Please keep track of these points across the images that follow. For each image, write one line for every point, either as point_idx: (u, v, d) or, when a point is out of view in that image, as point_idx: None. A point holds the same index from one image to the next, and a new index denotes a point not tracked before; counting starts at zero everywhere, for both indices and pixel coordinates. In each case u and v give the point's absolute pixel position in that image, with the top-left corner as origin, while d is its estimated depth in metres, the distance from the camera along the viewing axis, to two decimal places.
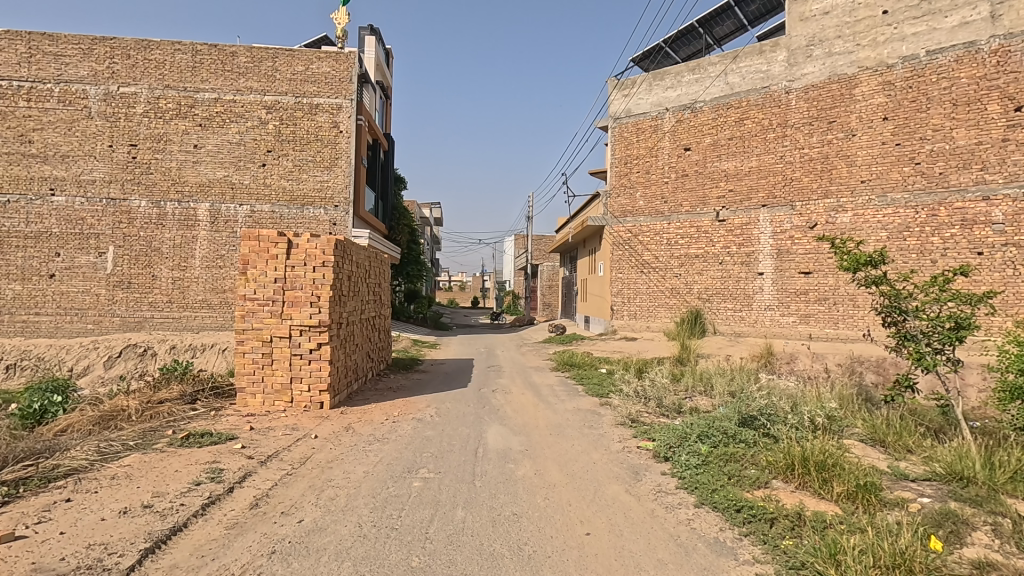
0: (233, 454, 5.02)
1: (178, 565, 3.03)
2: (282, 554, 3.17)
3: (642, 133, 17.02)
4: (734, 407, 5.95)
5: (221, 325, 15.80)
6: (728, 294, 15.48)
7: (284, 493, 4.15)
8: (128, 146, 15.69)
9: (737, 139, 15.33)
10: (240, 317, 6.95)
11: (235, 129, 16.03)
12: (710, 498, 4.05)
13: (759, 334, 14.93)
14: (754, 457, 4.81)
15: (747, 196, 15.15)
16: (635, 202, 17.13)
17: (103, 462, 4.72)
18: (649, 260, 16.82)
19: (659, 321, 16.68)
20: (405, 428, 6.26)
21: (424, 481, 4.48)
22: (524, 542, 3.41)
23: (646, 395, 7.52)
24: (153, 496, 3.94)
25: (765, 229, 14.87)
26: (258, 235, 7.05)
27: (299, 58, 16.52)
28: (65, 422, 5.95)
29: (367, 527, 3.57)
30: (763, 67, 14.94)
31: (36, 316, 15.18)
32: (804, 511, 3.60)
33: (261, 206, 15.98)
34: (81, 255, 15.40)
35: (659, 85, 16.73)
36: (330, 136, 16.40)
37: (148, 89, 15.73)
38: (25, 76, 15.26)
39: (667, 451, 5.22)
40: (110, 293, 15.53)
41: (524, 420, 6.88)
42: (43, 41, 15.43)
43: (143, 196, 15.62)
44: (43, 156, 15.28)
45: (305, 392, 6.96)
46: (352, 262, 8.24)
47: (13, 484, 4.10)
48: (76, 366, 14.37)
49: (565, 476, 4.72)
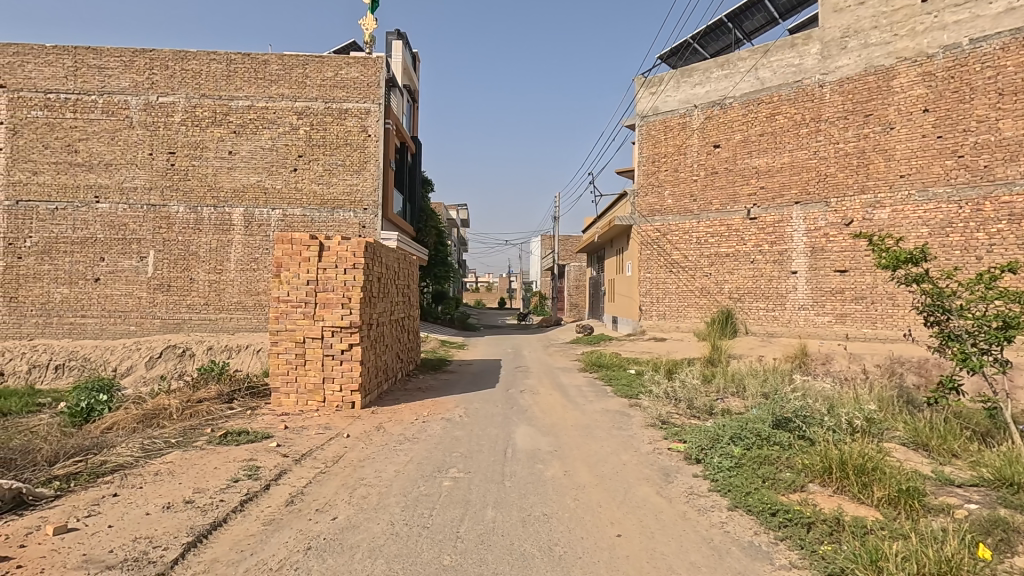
0: (269, 453, 5.15)
1: (219, 558, 3.13)
2: (317, 550, 3.24)
3: (670, 131, 16.79)
4: (768, 408, 5.85)
5: (255, 326, 16.21)
6: (761, 293, 15.17)
7: (318, 490, 4.24)
8: (166, 153, 16.23)
9: (768, 136, 15.02)
10: (274, 318, 7.12)
11: (268, 135, 16.44)
12: (744, 501, 3.97)
13: (793, 334, 14.59)
14: (789, 459, 4.70)
15: (779, 193, 14.81)
16: (663, 201, 16.93)
17: (147, 458, 4.90)
18: (678, 259, 16.60)
19: (689, 321, 16.45)
20: (434, 429, 6.30)
21: (454, 481, 4.51)
22: (555, 542, 3.41)
23: (676, 396, 7.47)
24: (195, 491, 4.08)
25: (798, 227, 14.52)
26: (291, 238, 7.20)
27: (328, 64, 16.83)
28: (112, 420, 6.24)
29: (400, 525, 3.62)
30: (795, 61, 14.59)
31: (82, 318, 15.85)
32: (843, 516, 3.51)
33: (293, 209, 16.39)
34: (123, 259, 16.01)
35: (687, 81, 16.49)
36: (359, 140, 16.65)
37: (185, 99, 16.23)
38: (71, 88, 15.92)
39: (698, 452, 5.14)
40: (151, 296, 16.10)
41: (552, 421, 6.87)
42: (86, 55, 16.07)
43: (181, 202, 16.16)
44: (88, 164, 15.96)
45: (337, 392, 7.10)
46: (381, 264, 8.33)
47: (65, 478, 4.31)
48: (120, 366, 14.54)
49: (595, 477, 4.71)
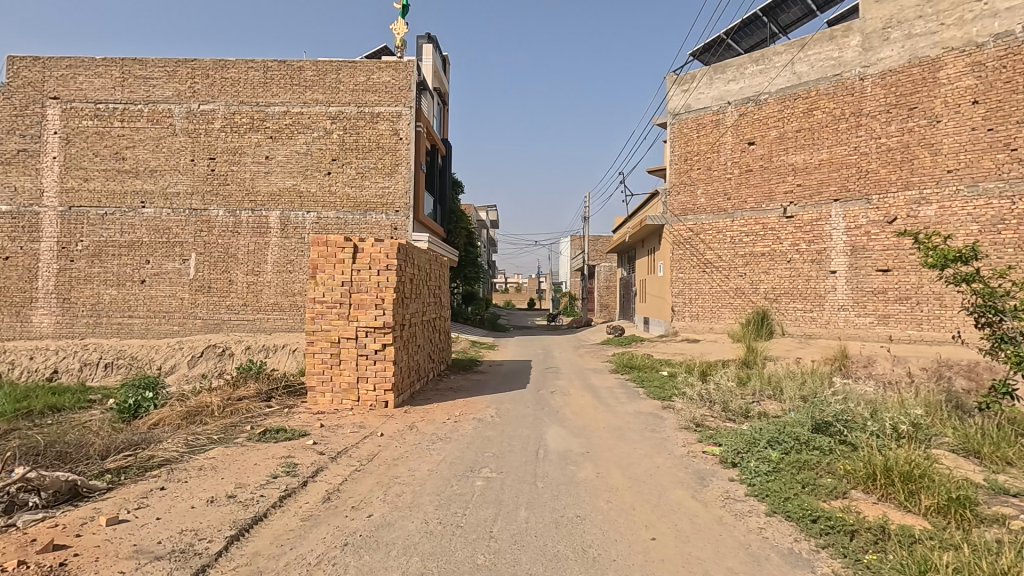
0: (306, 450, 5.27)
1: (260, 552, 3.22)
2: (353, 546, 3.30)
3: (702, 128, 16.51)
4: (808, 412, 5.70)
5: (291, 326, 16.61)
6: (798, 294, 14.77)
7: (354, 488, 4.32)
8: (207, 159, 16.78)
9: (805, 132, 14.62)
10: (310, 319, 7.28)
11: (303, 139, 16.83)
12: (783, 507, 3.87)
13: (832, 335, 14.16)
14: (830, 465, 4.56)
15: (817, 191, 14.40)
16: (696, 200, 16.65)
17: (192, 454, 5.09)
18: (711, 259, 16.30)
19: (723, 322, 16.13)
20: (466, 429, 6.35)
21: (486, 481, 4.53)
22: (588, 544, 3.39)
23: (711, 398, 7.33)
24: (236, 486, 4.21)
25: (837, 225, 14.09)
26: (326, 240, 7.35)
27: (361, 69, 17.12)
28: (158, 416, 6.49)
29: (434, 524, 3.66)
30: (834, 54, 14.16)
31: (129, 318, 16.53)
32: (888, 524, 3.38)
33: (327, 212, 16.75)
34: (167, 262, 16.63)
35: (720, 78, 16.18)
36: (390, 144, 16.90)
37: (224, 106, 16.77)
38: (119, 98, 16.64)
39: (734, 456, 5.04)
40: (193, 297, 16.66)
41: (583, 422, 6.82)
42: (133, 66, 16.76)
43: (220, 206, 16.69)
44: (134, 171, 16.66)
45: (371, 391, 7.22)
46: (413, 266, 8.44)
47: (117, 471, 4.51)
48: (164, 364, 15.11)
49: (628, 480, 4.66)
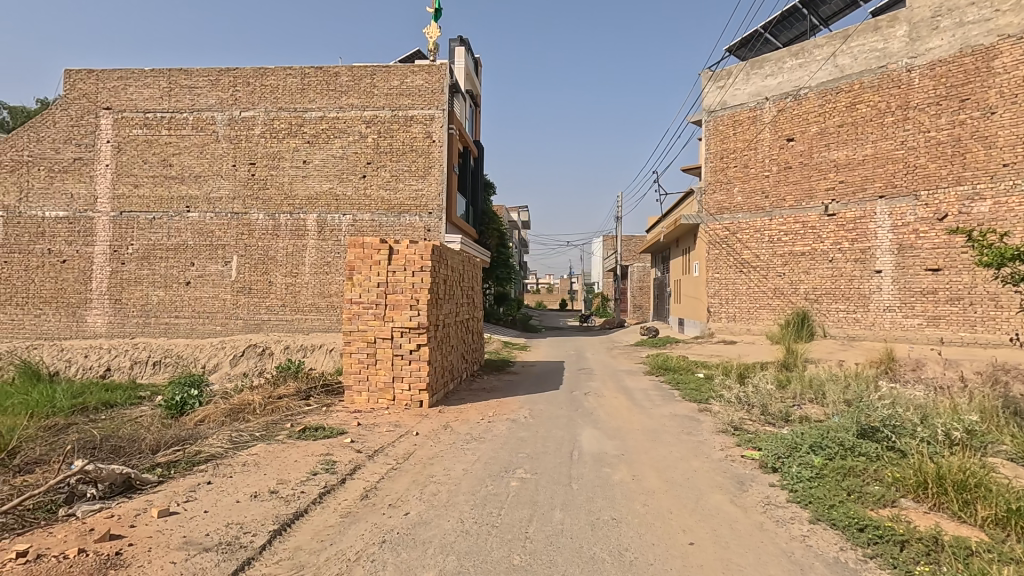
0: (343, 448, 5.39)
1: (302, 546, 3.30)
2: (391, 543, 3.36)
3: (739, 125, 16.15)
4: (852, 416, 5.50)
5: (328, 326, 16.98)
6: (840, 294, 14.29)
7: (390, 486, 4.39)
8: (248, 164, 17.32)
9: (848, 127, 14.14)
10: (347, 319, 7.42)
11: (339, 144, 17.20)
12: (827, 515, 3.74)
13: (878, 338, 13.64)
14: (876, 472, 4.39)
15: (861, 188, 13.90)
16: (732, 199, 16.28)
17: (235, 450, 5.26)
18: (748, 259, 15.92)
19: (761, 323, 15.74)
20: (500, 429, 6.37)
21: (521, 481, 4.54)
22: (625, 547, 3.35)
23: (749, 401, 7.16)
24: (278, 482, 4.33)
25: (882, 223, 13.57)
26: (363, 242, 7.49)
27: (394, 73, 17.39)
28: (203, 413, 6.73)
29: (469, 523, 3.68)
30: (879, 45, 13.64)
31: (175, 318, 17.21)
32: (941, 535, 3.24)
33: (362, 214, 17.07)
34: (211, 264, 17.23)
35: (758, 73, 15.80)
36: (424, 146, 17.11)
37: (264, 112, 17.28)
38: (166, 107, 17.35)
39: (775, 461, 4.91)
40: (235, 298, 17.21)
41: (618, 424, 6.76)
42: (179, 76, 17.45)
43: (260, 209, 17.20)
44: (180, 177, 17.33)
45: (407, 391, 7.33)
46: (447, 267, 8.51)
47: (166, 465, 4.70)
48: (208, 363, 15.66)
49: (664, 483, 4.59)
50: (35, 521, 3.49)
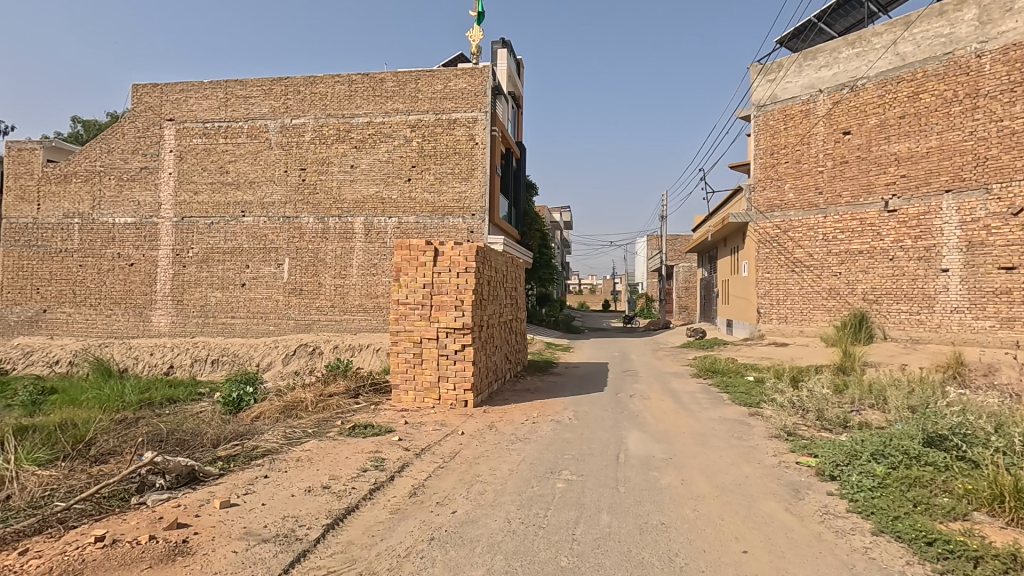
0: (392, 445, 5.50)
1: (354, 541, 3.40)
2: (439, 541, 3.40)
3: (791, 119, 15.56)
4: (918, 423, 5.21)
5: (374, 327, 17.38)
6: (902, 294, 13.58)
7: (438, 484, 4.45)
8: (298, 170, 17.94)
9: (910, 118, 13.40)
10: (394, 320, 7.58)
11: (384, 148, 17.59)
12: (892, 526, 3.55)
13: (944, 341, 12.87)
14: (945, 483, 4.14)
15: (924, 182, 13.15)
16: (784, 195, 15.71)
17: (290, 445, 5.46)
18: (801, 258, 15.32)
19: (815, 325, 15.13)
20: (544, 430, 6.36)
21: (567, 483, 4.52)
22: (675, 552, 3.29)
23: (804, 406, 6.88)
24: (330, 478, 4.47)
25: (949, 219, 12.80)
26: (409, 244, 7.64)
27: (438, 77, 17.64)
28: (259, 410, 7.01)
29: (516, 523, 3.69)
30: (945, 30, 12.88)
31: (232, 318, 18.01)
32: (1021, 552, 3.02)
33: (407, 217, 17.40)
34: (264, 266, 17.94)
35: (811, 65, 15.20)
36: (467, 148, 17.28)
37: (313, 119, 17.86)
38: (223, 117, 18.19)
39: (833, 469, 4.70)
40: (287, 299, 17.85)
41: (665, 427, 6.63)
42: (234, 87, 18.26)
43: (311, 213, 17.79)
44: (236, 183, 18.12)
45: (452, 390, 7.42)
46: (491, 268, 8.57)
47: (227, 459, 4.93)
48: (262, 361, 16.32)
49: (715, 488, 4.47)
50: (110, 508, 3.73)
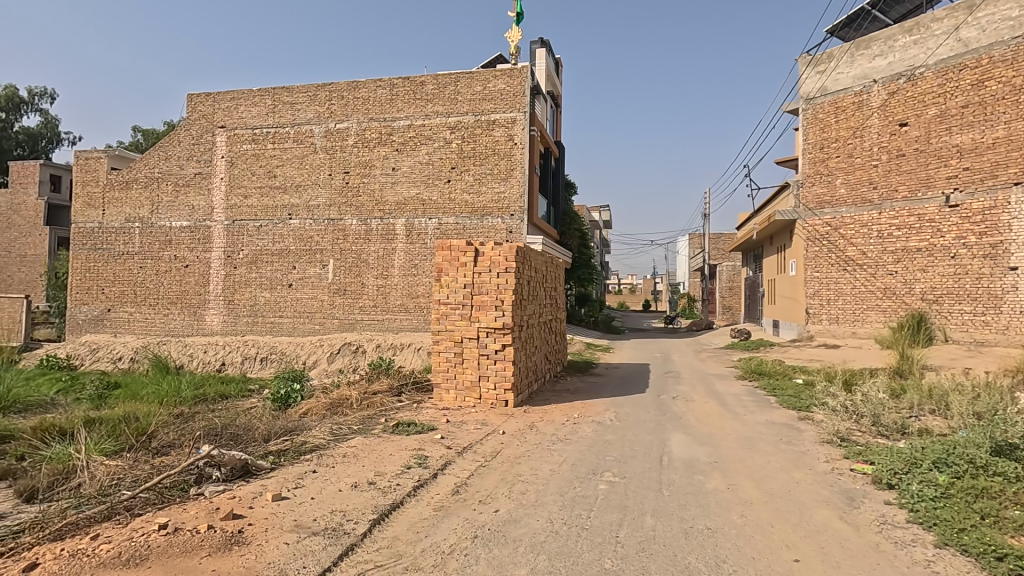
0: (434, 444, 5.58)
1: (399, 536, 3.46)
2: (483, 539, 3.42)
3: (842, 112, 14.94)
4: (985, 431, 4.91)
5: (415, 326, 17.65)
6: (965, 294, 12.84)
7: (480, 483, 4.48)
8: (342, 173, 18.40)
9: (974, 107, 12.66)
10: (436, 320, 7.68)
11: (425, 150, 17.84)
12: (957, 539, 3.36)
13: (1013, 343, 12.11)
14: (1017, 494, 3.88)
15: (990, 174, 12.40)
16: (835, 191, 15.09)
17: (336, 441, 5.61)
18: (853, 256, 14.69)
19: (869, 326, 14.48)
20: (586, 431, 6.32)
21: (609, 485, 4.47)
22: (722, 559, 3.20)
23: (858, 410, 6.59)
24: (376, 474, 4.57)
25: (1018, 213, 12.02)
26: (451, 245, 7.72)
27: (477, 79, 17.78)
28: (307, 406, 7.24)
29: (558, 523, 3.68)
30: (1013, 13, 12.12)
31: (280, 318, 18.64)
32: None
33: (447, 218, 17.60)
34: (310, 267, 18.49)
35: (864, 54, 14.56)
36: (506, 149, 17.34)
37: (356, 123, 18.29)
38: (271, 123, 18.85)
39: (891, 477, 4.48)
40: (331, 299, 18.34)
41: (710, 430, 6.47)
42: (282, 93, 18.90)
43: (354, 215, 18.22)
44: (283, 187, 18.75)
45: (492, 390, 7.46)
46: (531, 268, 8.57)
47: (278, 453, 5.11)
48: (308, 359, 16.83)
49: (763, 494, 4.33)
50: (171, 497, 3.92)
